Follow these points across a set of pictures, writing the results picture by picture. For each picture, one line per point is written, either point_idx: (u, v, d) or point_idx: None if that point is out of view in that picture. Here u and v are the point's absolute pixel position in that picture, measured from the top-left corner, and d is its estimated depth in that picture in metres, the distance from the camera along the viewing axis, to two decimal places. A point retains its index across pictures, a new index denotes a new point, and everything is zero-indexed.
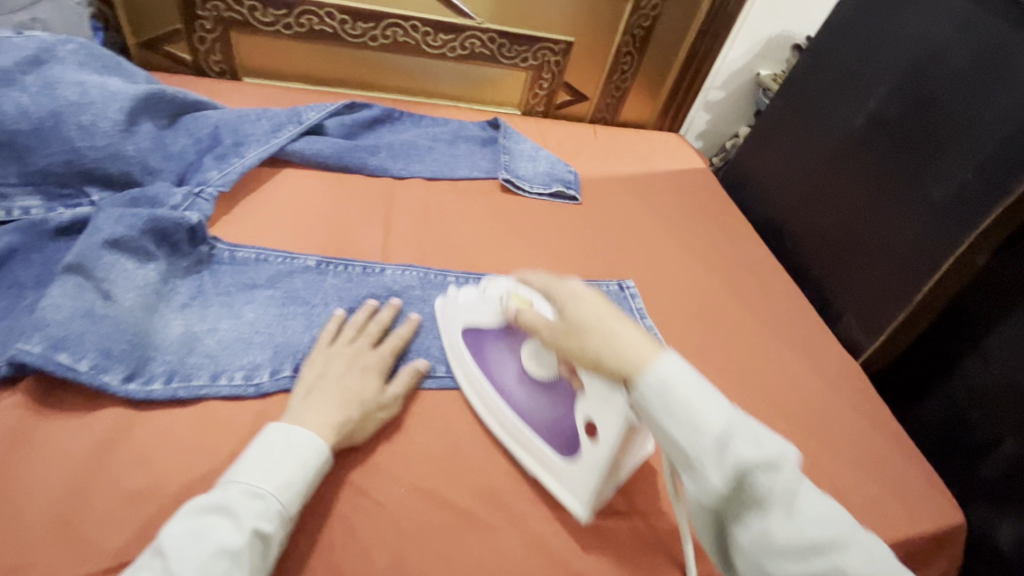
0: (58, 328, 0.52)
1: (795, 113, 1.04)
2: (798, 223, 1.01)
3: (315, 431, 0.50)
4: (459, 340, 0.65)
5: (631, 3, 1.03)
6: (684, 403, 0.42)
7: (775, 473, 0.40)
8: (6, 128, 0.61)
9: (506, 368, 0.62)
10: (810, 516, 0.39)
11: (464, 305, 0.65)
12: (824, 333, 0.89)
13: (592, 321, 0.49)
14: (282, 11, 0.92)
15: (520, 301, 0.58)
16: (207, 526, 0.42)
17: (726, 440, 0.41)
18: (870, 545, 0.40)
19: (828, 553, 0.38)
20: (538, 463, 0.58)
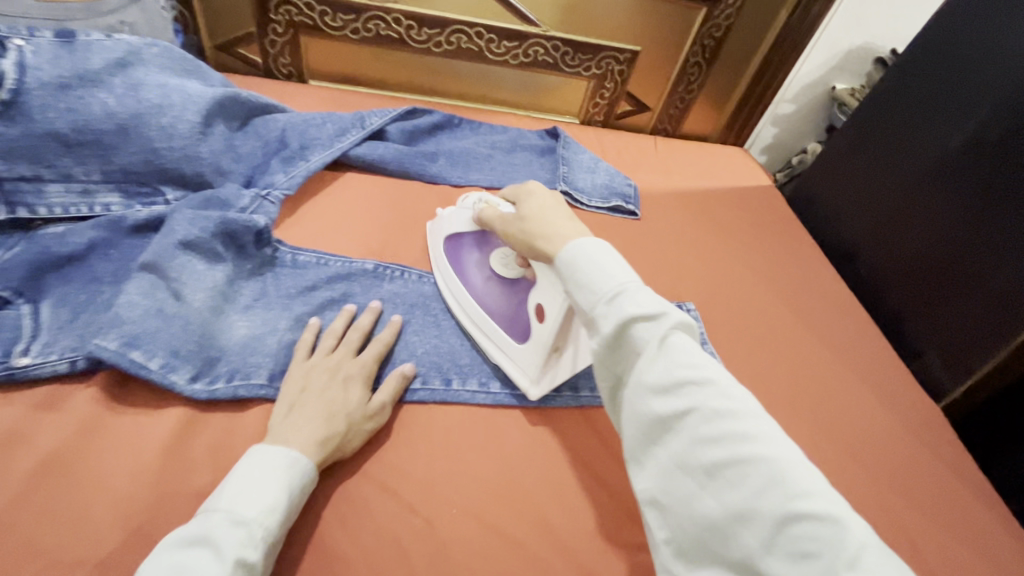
0: (132, 326, 0.53)
1: (876, 130, 0.97)
2: (874, 250, 0.95)
3: (299, 447, 0.48)
4: (441, 253, 0.72)
5: (704, 12, 1.00)
6: (590, 268, 0.45)
7: (653, 326, 0.41)
8: (92, 127, 0.63)
9: (475, 270, 0.68)
10: (682, 363, 0.39)
11: (446, 222, 0.73)
12: (900, 369, 0.83)
13: (539, 213, 0.55)
14: (351, 16, 0.93)
15: (489, 205, 0.65)
16: (188, 561, 0.39)
17: (619, 297, 0.42)
18: (746, 400, 0.38)
19: (691, 395, 0.38)
20: (498, 351, 0.65)
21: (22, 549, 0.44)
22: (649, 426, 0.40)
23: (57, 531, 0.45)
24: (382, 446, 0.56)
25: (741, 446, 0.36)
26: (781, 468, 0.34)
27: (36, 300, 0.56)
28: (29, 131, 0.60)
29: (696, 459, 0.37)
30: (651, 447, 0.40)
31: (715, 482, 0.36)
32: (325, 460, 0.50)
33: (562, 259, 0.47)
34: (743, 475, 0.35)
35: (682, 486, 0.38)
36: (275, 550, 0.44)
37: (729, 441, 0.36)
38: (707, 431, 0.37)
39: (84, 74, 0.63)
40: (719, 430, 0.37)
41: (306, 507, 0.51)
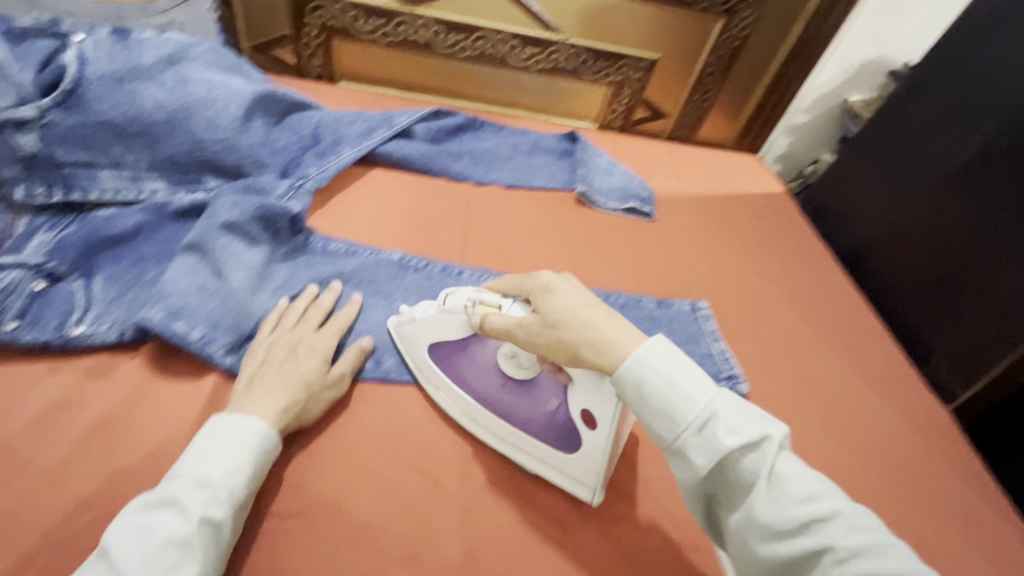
0: (176, 299, 0.57)
1: (887, 140, 0.99)
2: (887, 256, 0.96)
3: (261, 414, 0.50)
4: (429, 361, 0.61)
5: (721, 24, 1.03)
6: (671, 395, 0.44)
7: (755, 455, 0.41)
8: (143, 117, 0.67)
9: (482, 378, 0.59)
10: (797, 493, 0.39)
11: (422, 325, 0.60)
12: (908, 373, 0.84)
13: (573, 317, 0.49)
14: (382, 21, 0.97)
15: (487, 308, 0.55)
16: (153, 521, 0.41)
17: (710, 426, 0.42)
18: (870, 525, 0.38)
19: (816, 529, 0.38)
20: (541, 460, 0.57)
21: (77, 501, 0.47)
22: (773, 567, 0.40)
23: (109, 486, 0.48)
24: (408, 423, 0.59)
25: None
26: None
27: (88, 276, 0.60)
28: (86, 120, 0.65)
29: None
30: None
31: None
32: (286, 427, 0.52)
33: (631, 380, 0.45)
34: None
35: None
36: (244, 507, 0.46)
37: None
38: (845, 572, 0.36)
39: (136, 69, 0.67)
40: (857, 568, 0.36)
41: (337, 476, 0.54)
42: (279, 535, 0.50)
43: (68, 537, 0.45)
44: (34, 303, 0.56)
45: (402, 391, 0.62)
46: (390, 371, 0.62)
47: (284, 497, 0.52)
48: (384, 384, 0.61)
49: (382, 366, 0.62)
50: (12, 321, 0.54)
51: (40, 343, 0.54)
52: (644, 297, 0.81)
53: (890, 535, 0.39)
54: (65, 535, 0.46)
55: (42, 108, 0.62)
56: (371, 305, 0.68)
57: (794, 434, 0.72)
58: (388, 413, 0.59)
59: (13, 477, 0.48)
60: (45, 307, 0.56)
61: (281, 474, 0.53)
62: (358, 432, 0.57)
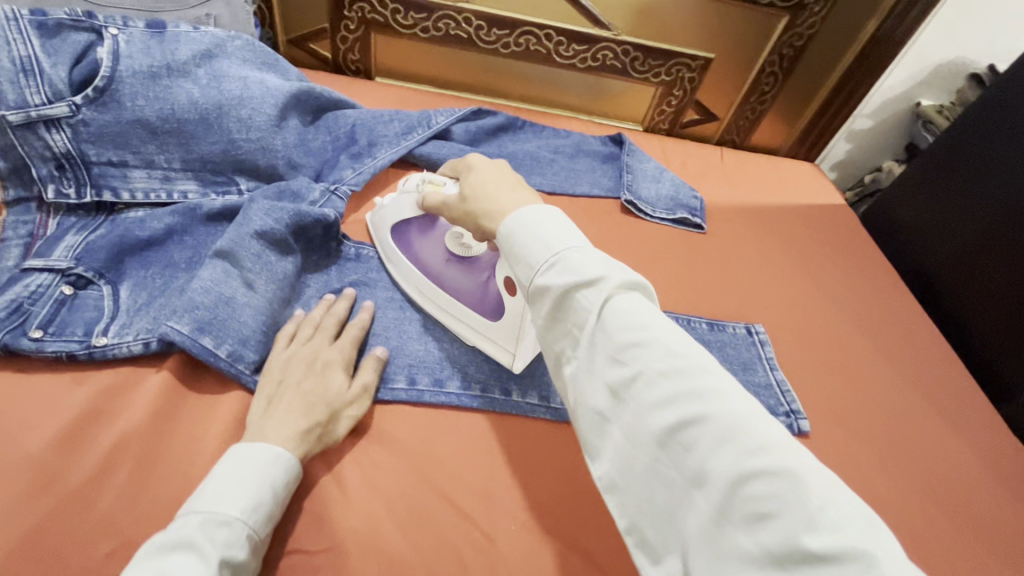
0: (205, 311, 0.53)
1: (966, 155, 0.90)
2: (962, 282, 0.88)
3: (280, 442, 0.46)
4: (390, 244, 0.67)
5: (786, 21, 0.95)
6: (529, 242, 0.40)
7: (592, 288, 0.36)
8: (176, 116, 0.64)
9: (432, 254, 0.65)
10: (622, 325, 0.35)
11: (387, 208, 0.68)
12: (989, 411, 0.76)
13: (482, 189, 0.48)
14: (422, 15, 0.93)
15: (433, 184, 0.60)
16: (173, 565, 0.36)
17: (553, 266, 0.38)
18: (694, 353, 0.34)
19: (632, 358, 0.34)
20: (473, 331, 0.63)
21: (96, 528, 0.44)
22: (592, 399, 0.36)
23: (130, 515, 0.45)
24: (444, 452, 0.55)
25: (691, 406, 0.32)
26: (735, 422, 0.31)
27: (116, 281, 0.58)
28: (119, 118, 0.62)
29: (646, 430, 0.33)
30: (601, 423, 0.36)
31: (669, 451, 0.32)
32: (306, 453, 0.48)
33: (504, 231, 0.42)
34: (698, 438, 0.31)
35: (636, 464, 0.34)
36: (258, 549, 0.43)
37: (679, 401, 0.32)
38: (657, 394, 0.33)
39: (172, 65, 0.65)
40: (670, 390, 0.33)
41: (369, 509, 0.50)
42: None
43: (88, 567, 0.43)
44: (60, 310, 0.54)
45: (438, 415, 0.57)
46: (424, 393, 0.58)
47: (314, 532, 0.48)
48: (419, 407, 0.58)
49: (417, 387, 0.58)
50: (37, 329, 0.52)
51: (66, 354, 0.52)
52: (695, 318, 0.75)
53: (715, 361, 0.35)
54: (83, 567, 0.43)
55: (74, 105, 0.60)
56: (406, 320, 0.64)
57: (862, 476, 0.65)
58: (424, 440, 0.55)
59: (29, 502, 0.45)
60: (72, 315, 0.54)
61: (311, 505, 0.49)
62: (392, 460, 0.53)
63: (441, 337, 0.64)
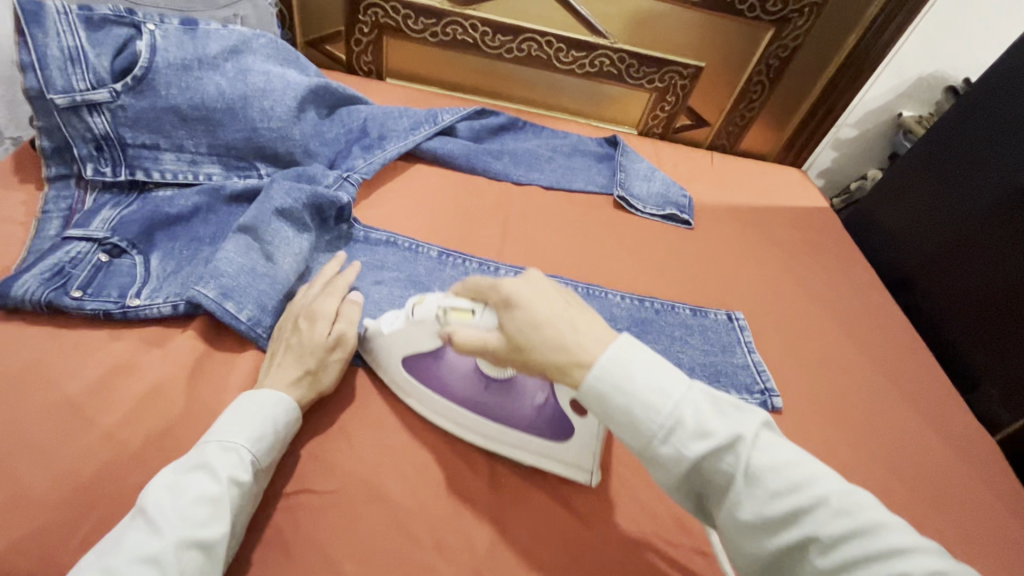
0: (229, 278, 0.59)
1: (938, 163, 0.96)
2: (935, 279, 0.93)
3: (279, 390, 0.51)
4: (412, 376, 0.58)
5: (771, 33, 1.01)
6: (640, 408, 0.40)
7: (732, 456, 0.38)
8: (206, 105, 0.70)
9: (466, 385, 0.57)
10: (777, 488, 0.37)
11: (394, 341, 0.57)
12: (954, 398, 0.81)
13: (542, 336, 0.44)
14: (432, 20, 1.00)
15: (459, 317, 0.51)
16: (186, 482, 0.43)
17: (678, 433, 0.39)
18: (853, 506, 0.36)
19: (798, 523, 0.36)
20: (537, 456, 0.57)
21: (128, 463, 0.49)
22: (767, 561, 0.38)
23: (159, 452, 0.51)
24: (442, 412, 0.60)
25: (875, 569, 0.34)
26: None
27: (147, 252, 0.63)
28: (154, 105, 0.68)
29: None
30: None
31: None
32: (305, 398, 0.53)
33: (593, 394, 0.41)
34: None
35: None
36: (265, 474, 0.48)
37: (860, 565, 0.34)
38: (836, 560, 0.35)
39: (202, 58, 0.71)
40: (845, 555, 0.35)
41: (373, 459, 0.55)
42: (318, 512, 0.51)
43: (123, 494, 0.48)
44: (97, 275, 0.59)
45: None
46: None
47: (323, 475, 0.53)
48: None
49: None
50: (78, 290, 0.57)
51: (102, 313, 0.57)
52: (679, 304, 0.81)
53: (875, 507, 0.37)
54: (119, 495, 0.48)
55: (115, 91, 0.66)
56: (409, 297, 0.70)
57: (829, 451, 0.70)
58: None
59: (69, 437, 0.50)
60: (108, 279, 0.60)
61: (321, 453, 0.54)
62: (395, 418, 0.58)
63: None
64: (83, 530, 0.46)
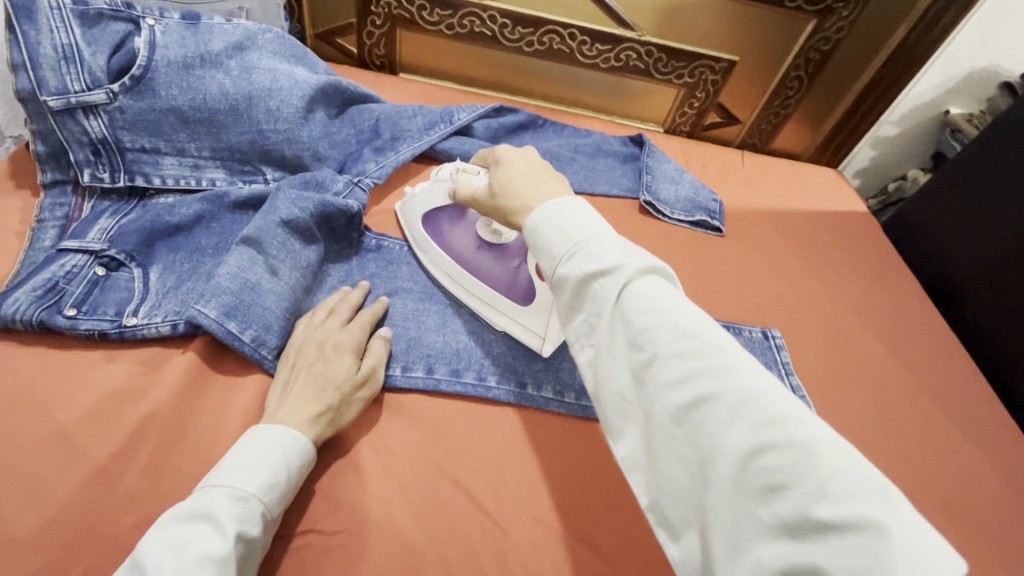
0: (231, 296, 0.55)
1: (994, 168, 0.88)
2: (986, 293, 0.87)
3: (295, 427, 0.47)
4: (420, 230, 0.69)
5: (813, 24, 0.94)
6: (550, 233, 0.41)
7: (607, 277, 0.37)
8: (208, 106, 0.66)
9: (461, 240, 0.67)
10: (641, 311, 0.35)
11: (418, 196, 0.69)
12: (1008, 424, 0.75)
13: (508, 186, 0.49)
14: (448, 12, 0.94)
15: (467, 173, 0.61)
16: (189, 537, 0.37)
17: (574, 256, 0.39)
18: (713, 335, 0.34)
19: (650, 342, 0.34)
20: (502, 316, 0.64)
21: (123, 500, 0.46)
22: (614, 380, 0.36)
23: (155, 488, 0.47)
24: (458, 442, 0.56)
25: (705, 383, 0.32)
26: (754, 400, 0.30)
27: (146, 265, 0.60)
28: (153, 106, 0.64)
29: (664, 411, 0.33)
30: (624, 403, 0.36)
31: (684, 428, 0.33)
32: (321, 435, 0.49)
33: (529, 225, 0.43)
34: (711, 417, 0.31)
35: (654, 440, 0.34)
36: (272, 527, 0.43)
37: (693, 380, 0.32)
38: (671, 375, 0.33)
39: (205, 56, 0.66)
40: (683, 371, 0.33)
41: (384, 494, 0.51)
42: (325, 554, 0.47)
43: (116, 535, 0.45)
44: (93, 291, 0.56)
45: (454, 406, 0.58)
46: (440, 381, 0.59)
47: (331, 513, 0.49)
48: (433, 398, 0.58)
49: (434, 376, 0.59)
50: (72, 308, 0.54)
51: (98, 332, 0.54)
52: None
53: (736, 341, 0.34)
54: (112, 537, 0.44)
55: (111, 92, 0.62)
56: (423, 311, 0.65)
57: None
58: (441, 429, 0.56)
59: (60, 472, 0.46)
60: (103, 295, 0.56)
61: (328, 489, 0.51)
62: (408, 448, 0.54)
63: (456, 329, 0.65)
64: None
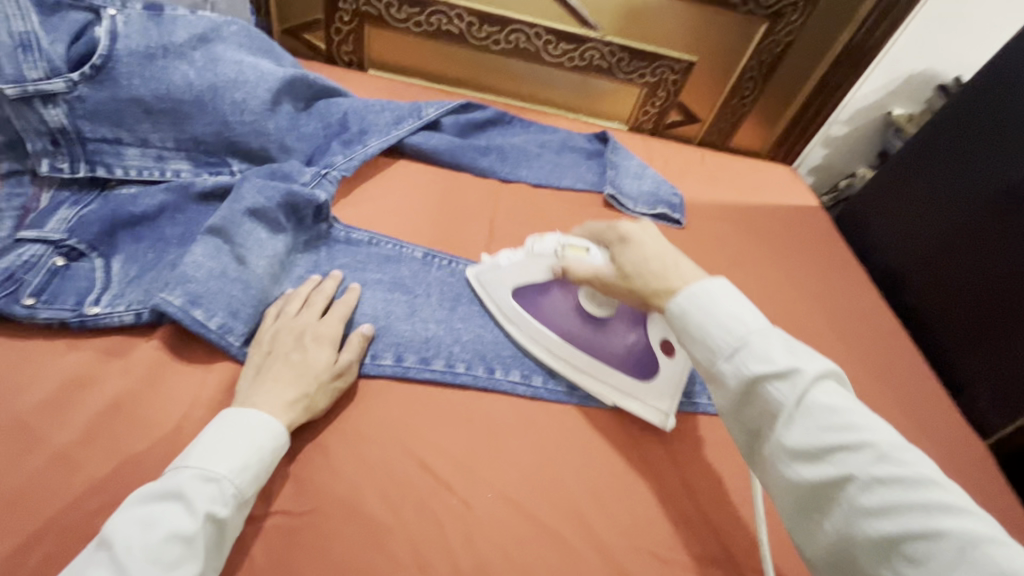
0: (197, 284, 0.55)
1: (928, 166, 0.95)
2: (925, 279, 0.93)
3: (268, 411, 0.48)
4: (512, 305, 0.66)
5: (766, 27, 0.99)
6: (708, 325, 0.45)
7: (786, 383, 0.41)
8: (172, 97, 0.66)
9: (563, 316, 0.64)
10: (827, 423, 0.39)
11: (507, 269, 0.66)
12: (943, 400, 0.81)
13: (642, 265, 0.52)
14: (415, 9, 0.95)
15: (574, 252, 0.60)
16: (158, 514, 0.39)
17: (742, 353, 0.42)
18: (912, 461, 0.37)
19: (842, 462, 0.38)
20: (617, 392, 0.62)
21: (85, 488, 0.46)
22: (800, 491, 0.40)
23: (117, 475, 0.47)
24: (426, 425, 0.57)
25: (918, 520, 0.34)
26: (973, 545, 0.33)
27: (108, 255, 0.59)
28: (115, 96, 0.63)
29: (864, 537, 0.36)
30: (812, 514, 0.40)
31: (894, 561, 0.35)
32: (294, 422, 0.50)
33: (676, 311, 0.47)
34: (923, 553, 0.34)
35: (853, 563, 0.37)
36: (247, 506, 0.45)
37: (900, 512, 0.35)
38: (870, 500, 0.36)
39: (168, 46, 0.66)
40: (882, 497, 0.36)
41: (352, 475, 0.52)
42: (293, 535, 0.48)
43: (76, 521, 0.44)
44: (53, 280, 0.55)
45: (422, 391, 0.60)
46: (409, 369, 0.60)
47: (298, 494, 0.50)
48: (402, 382, 0.60)
49: (403, 363, 0.60)
50: (30, 297, 0.53)
51: (57, 321, 0.54)
52: None
53: (934, 467, 0.37)
54: (71, 523, 0.44)
55: (71, 81, 0.61)
56: (393, 301, 0.66)
57: None
58: (409, 412, 0.58)
59: (21, 460, 0.46)
60: (64, 284, 0.55)
61: (296, 472, 0.51)
62: (376, 431, 0.55)
63: (425, 317, 0.66)
64: (31, 563, 0.42)
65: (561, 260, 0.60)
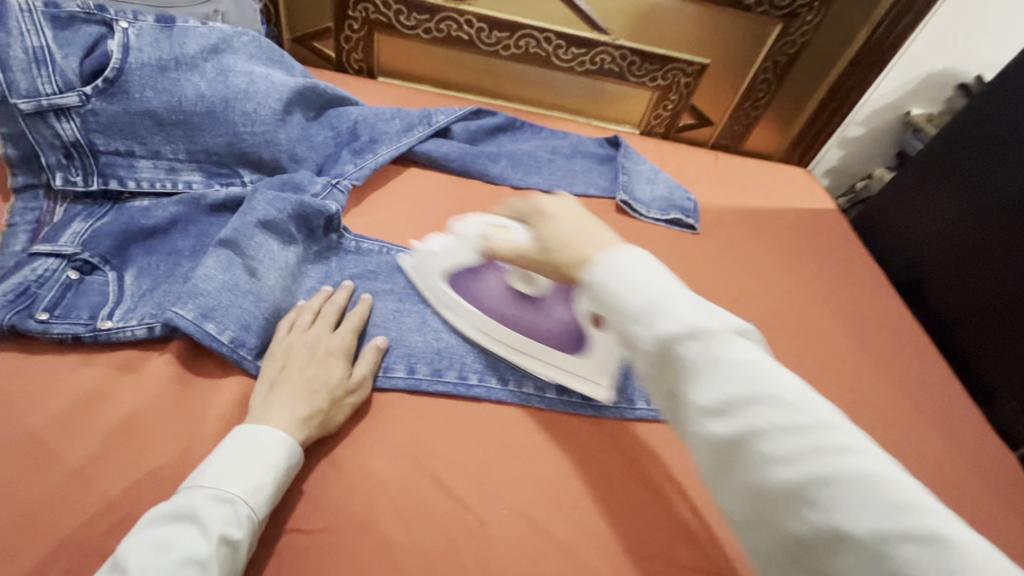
0: (209, 298, 0.55)
1: (947, 168, 0.93)
2: (947, 285, 0.90)
3: (282, 428, 0.47)
4: (443, 288, 0.66)
5: (780, 28, 0.97)
6: (621, 288, 0.41)
7: (698, 341, 0.37)
8: (184, 108, 0.66)
9: (496, 297, 0.64)
10: (734, 376, 0.36)
11: (438, 253, 0.66)
12: (969, 409, 0.78)
13: (562, 240, 0.48)
14: (425, 16, 0.95)
15: (495, 230, 0.58)
16: (172, 536, 0.39)
17: (652, 313, 0.39)
18: (812, 407, 0.35)
19: (749, 414, 0.35)
20: (557, 371, 0.62)
21: (99, 506, 0.46)
22: (712, 448, 0.36)
23: (131, 493, 0.47)
24: (440, 440, 0.56)
25: (821, 466, 0.32)
26: (870, 482, 0.31)
27: (121, 268, 0.59)
28: (127, 109, 0.63)
29: (768, 487, 0.33)
30: (722, 471, 0.36)
31: (797, 510, 0.33)
32: (309, 438, 0.49)
33: (587, 277, 0.43)
34: (824, 498, 0.32)
35: (762, 517, 0.34)
36: (261, 527, 0.44)
37: (803, 460, 0.33)
38: (776, 450, 0.33)
39: (180, 58, 0.66)
40: (790, 446, 0.33)
41: (364, 493, 0.51)
42: (306, 554, 0.47)
43: (90, 541, 0.44)
44: (67, 294, 0.55)
45: (435, 404, 0.59)
46: (422, 381, 0.59)
47: (311, 512, 0.49)
48: (415, 395, 0.59)
49: (416, 376, 0.59)
50: (44, 312, 0.53)
51: (71, 336, 0.53)
52: None
53: (832, 409, 0.35)
54: (85, 543, 0.44)
55: (84, 95, 0.61)
56: (405, 312, 0.65)
57: None
58: (422, 426, 0.57)
59: (36, 478, 0.46)
60: (77, 298, 0.55)
61: (309, 489, 0.51)
62: (389, 446, 0.55)
63: (438, 328, 0.65)
64: None
65: (484, 241, 0.59)
